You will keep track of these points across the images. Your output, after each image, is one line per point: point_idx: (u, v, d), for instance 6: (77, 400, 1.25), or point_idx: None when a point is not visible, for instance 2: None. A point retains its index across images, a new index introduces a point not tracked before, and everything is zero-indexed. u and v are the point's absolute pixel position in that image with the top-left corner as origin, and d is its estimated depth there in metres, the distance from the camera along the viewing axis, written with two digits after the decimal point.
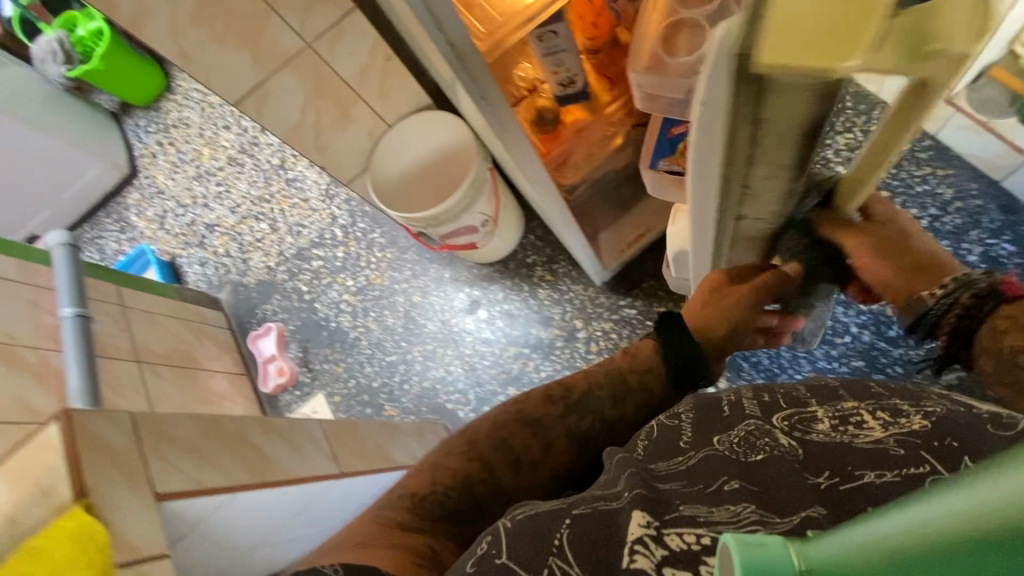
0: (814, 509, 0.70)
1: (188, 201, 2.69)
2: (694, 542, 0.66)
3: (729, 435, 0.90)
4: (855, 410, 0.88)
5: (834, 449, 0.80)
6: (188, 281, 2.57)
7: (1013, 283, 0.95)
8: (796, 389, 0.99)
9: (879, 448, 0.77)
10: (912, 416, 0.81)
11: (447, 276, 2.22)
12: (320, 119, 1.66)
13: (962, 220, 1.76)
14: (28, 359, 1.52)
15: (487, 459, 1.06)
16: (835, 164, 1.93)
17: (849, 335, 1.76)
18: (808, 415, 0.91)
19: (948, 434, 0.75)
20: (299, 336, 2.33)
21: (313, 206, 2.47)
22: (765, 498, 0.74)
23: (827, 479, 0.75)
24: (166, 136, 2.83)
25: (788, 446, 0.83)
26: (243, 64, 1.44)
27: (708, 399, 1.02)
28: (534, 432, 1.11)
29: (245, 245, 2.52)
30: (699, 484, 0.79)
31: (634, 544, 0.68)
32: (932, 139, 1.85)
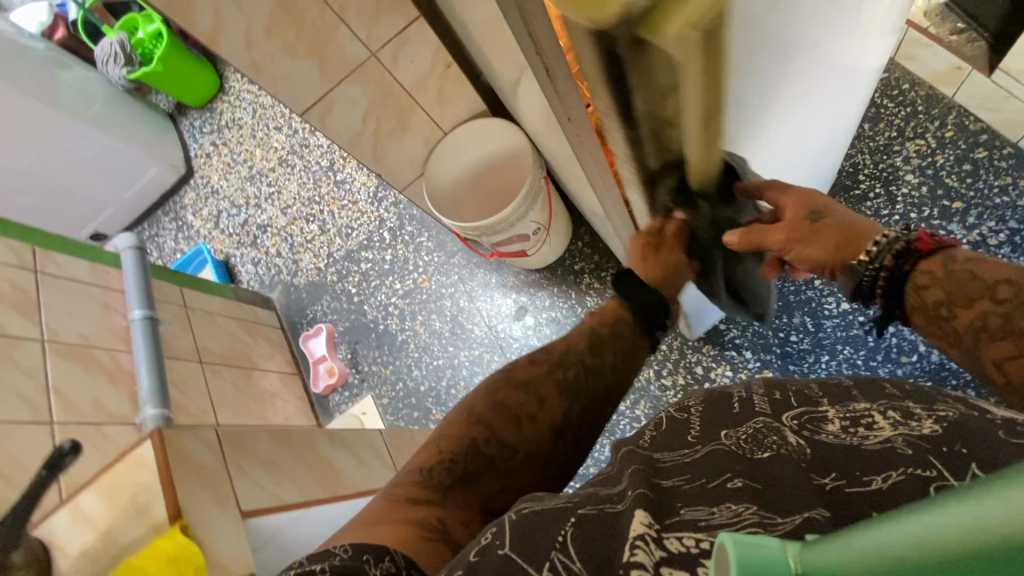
0: (819, 510, 0.72)
1: (241, 201, 2.76)
2: (695, 545, 0.70)
3: (741, 431, 0.95)
4: (869, 411, 0.90)
5: (843, 449, 0.82)
6: (242, 281, 2.64)
7: (925, 239, 1.09)
8: (814, 391, 1.05)
9: (888, 449, 0.78)
10: (924, 420, 0.81)
11: (494, 281, 2.22)
12: (380, 127, 1.68)
13: None
14: (102, 359, 1.60)
15: (481, 427, 1.15)
16: (904, 172, 1.85)
17: (917, 353, 1.67)
18: (822, 415, 0.93)
19: (959, 440, 0.74)
20: (348, 338, 2.37)
21: (361, 208, 2.50)
22: (771, 496, 0.76)
23: (836, 480, 0.76)
24: (220, 137, 2.91)
25: (796, 445, 0.86)
26: (308, 74, 1.47)
27: (724, 398, 1.10)
28: (520, 397, 1.21)
29: (296, 246, 2.58)
30: (705, 479, 0.84)
31: (635, 540, 0.72)
32: (1012, 147, 1.77)
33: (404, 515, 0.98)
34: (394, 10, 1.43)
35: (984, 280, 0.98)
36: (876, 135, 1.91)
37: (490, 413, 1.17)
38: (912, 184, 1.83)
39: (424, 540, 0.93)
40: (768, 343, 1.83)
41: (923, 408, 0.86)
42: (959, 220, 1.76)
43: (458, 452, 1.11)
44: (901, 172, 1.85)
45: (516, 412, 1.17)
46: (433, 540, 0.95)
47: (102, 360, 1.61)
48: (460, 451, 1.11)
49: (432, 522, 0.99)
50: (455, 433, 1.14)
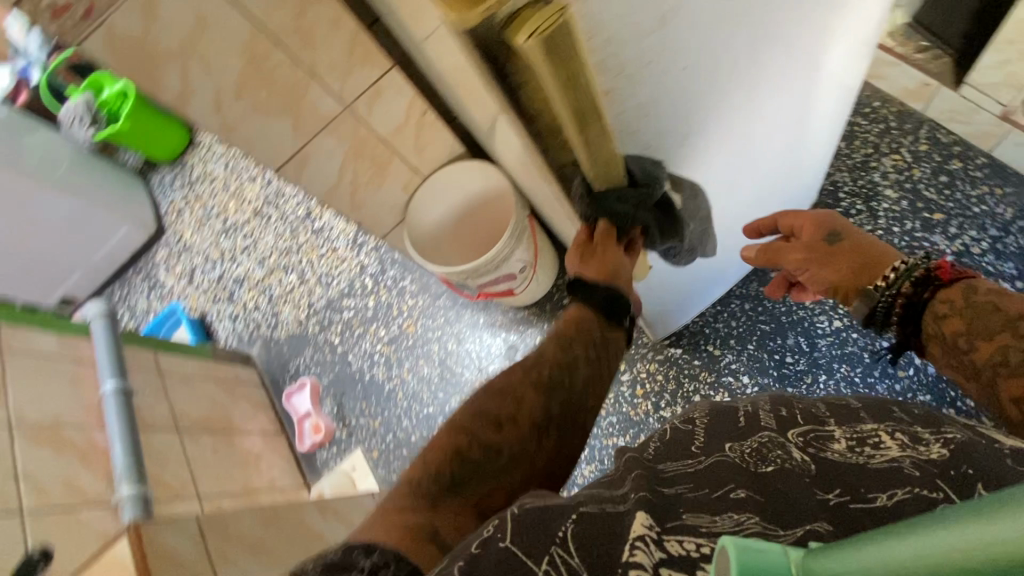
0: (819, 523, 0.73)
1: (216, 255, 2.70)
2: (697, 549, 0.68)
3: (743, 444, 0.91)
4: (875, 431, 0.89)
5: (846, 465, 0.82)
6: (220, 339, 2.58)
7: (946, 269, 1.14)
8: (816, 406, 1.01)
9: (894, 469, 0.79)
10: (931, 445, 0.82)
11: (482, 321, 2.18)
12: (357, 179, 1.67)
13: None
14: (74, 441, 1.53)
15: (470, 436, 1.07)
16: (884, 187, 1.88)
17: (913, 368, 1.68)
18: (828, 433, 0.91)
19: (964, 464, 0.76)
20: (333, 391, 2.31)
21: (341, 255, 2.45)
22: (777, 511, 0.75)
23: (842, 496, 0.76)
24: (191, 192, 2.87)
25: (801, 460, 0.84)
26: (282, 130, 1.44)
27: (728, 411, 1.03)
28: (502, 404, 1.14)
29: (274, 298, 2.52)
30: (709, 488, 0.81)
31: (636, 541, 0.70)
32: (986, 157, 1.84)
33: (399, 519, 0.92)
34: (368, 63, 1.40)
35: (1006, 313, 1.02)
36: (854, 150, 1.94)
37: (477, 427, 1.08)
38: (896, 202, 1.85)
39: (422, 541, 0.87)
40: (763, 365, 1.82)
41: (928, 430, 0.87)
42: (941, 232, 1.79)
43: (449, 462, 1.03)
44: (882, 188, 1.88)
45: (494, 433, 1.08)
46: (424, 542, 0.88)
47: (73, 441, 1.54)
48: (446, 466, 1.02)
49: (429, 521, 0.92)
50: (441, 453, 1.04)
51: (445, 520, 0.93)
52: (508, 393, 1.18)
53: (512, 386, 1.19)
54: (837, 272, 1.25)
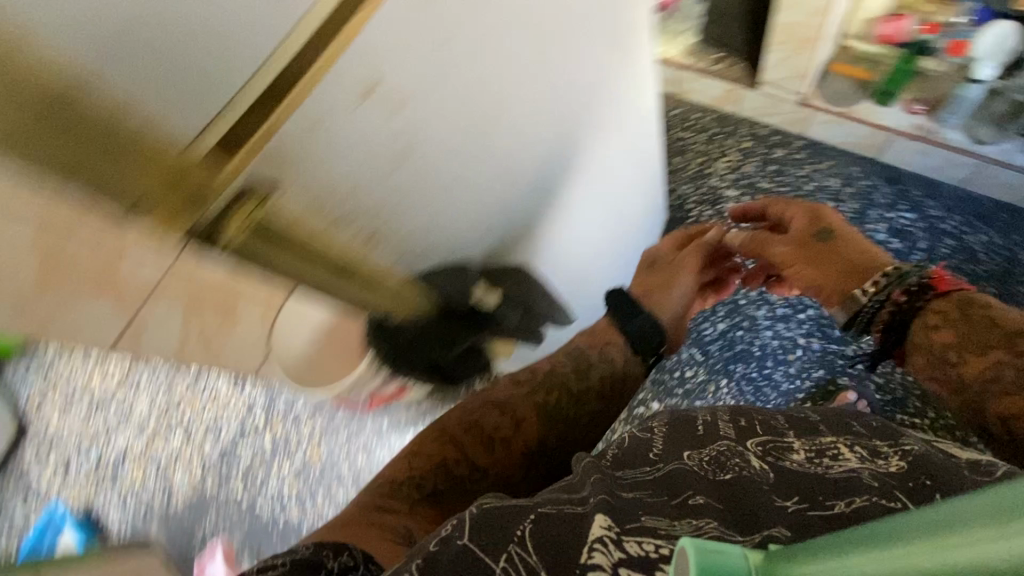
0: (778, 528, 0.82)
1: (89, 436, 2.35)
2: (653, 550, 0.69)
3: (703, 451, 1.00)
4: (832, 445, 1.06)
5: (808, 476, 0.95)
6: (113, 530, 2.24)
7: (944, 278, 1.37)
8: (773, 420, 1.14)
9: (856, 477, 0.95)
10: (890, 459, 1.02)
11: (387, 428, 2.03)
12: (205, 327, 1.47)
13: (859, 203, 1.92)
14: None
15: (420, 462, 1.21)
16: (722, 188, 2.04)
17: (799, 348, 1.78)
18: (783, 445, 1.05)
19: (924, 477, 0.95)
20: (249, 544, 2.09)
21: (226, 399, 2.23)
22: (743, 518, 0.84)
23: (798, 502, 0.88)
24: (42, 369, 2.40)
25: (761, 469, 0.95)
26: (98, 310, 1.20)
27: (684, 418, 1.11)
28: (445, 439, 1.25)
29: (164, 466, 2.25)
30: (670, 493, 0.87)
31: (593, 541, 0.70)
32: (804, 138, 2.09)
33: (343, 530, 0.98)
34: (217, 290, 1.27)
35: (1003, 329, 1.28)
36: (687, 168, 2.07)
37: (429, 452, 1.22)
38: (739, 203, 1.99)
39: (361, 544, 0.92)
40: (669, 387, 1.83)
41: (887, 449, 1.06)
42: None
43: (398, 487, 1.15)
44: (721, 192, 2.04)
45: (445, 449, 1.22)
46: (385, 539, 0.97)
47: None
48: (401, 493, 1.14)
49: (380, 540, 0.97)
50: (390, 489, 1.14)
51: (383, 544, 0.96)
52: (450, 425, 1.28)
53: (454, 423, 1.28)
54: (825, 272, 1.44)
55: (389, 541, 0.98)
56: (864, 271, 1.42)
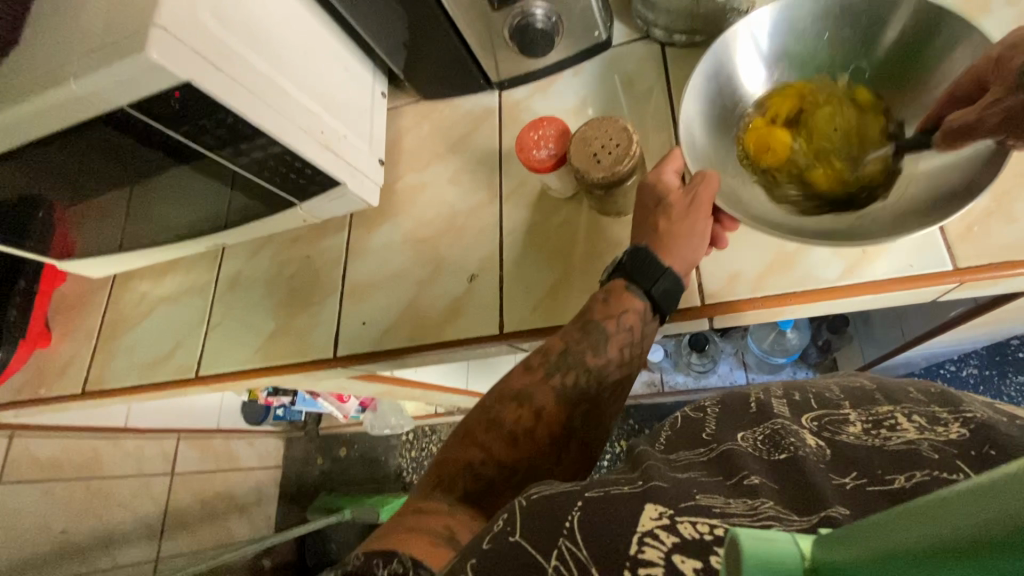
0: (831, 505, 0.31)
1: None
2: (715, 530, 0.30)
3: (760, 428, 0.41)
4: (889, 414, 0.40)
5: (862, 453, 0.36)
6: None
7: None
8: (827, 389, 0.46)
9: (910, 450, 0.35)
10: (951, 424, 0.37)
11: (408, 466, 1.45)
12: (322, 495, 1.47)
13: (987, 367, 1.01)
14: None
15: (484, 438, 0.48)
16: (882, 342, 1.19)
17: None
18: (841, 414, 0.42)
19: (998, 443, 0.33)
20: None
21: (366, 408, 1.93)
22: (801, 493, 0.33)
23: (860, 475, 0.34)
24: None
25: (815, 448, 0.38)
26: (239, 525, 1.36)
27: (737, 396, 0.47)
28: (527, 399, 0.48)
29: None
30: (724, 472, 0.37)
31: (644, 532, 0.31)
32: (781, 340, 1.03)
33: (398, 526, 0.41)
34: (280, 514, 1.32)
35: None
36: None
37: (485, 409, 0.50)
38: None
39: (414, 543, 0.38)
40: None
41: (941, 412, 0.39)
42: None
43: (458, 471, 0.47)
44: None
45: (524, 411, 0.48)
46: (430, 541, 0.38)
47: None
48: (461, 464, 0.47)
49: (432, 527, 0.40)
50: (449, 451, 0.49)
51: (471, 516, 0.43)
52: (520, 380, 0.49)
53: (526, 374, 0.49)
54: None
55: (472, 526, 0.42)
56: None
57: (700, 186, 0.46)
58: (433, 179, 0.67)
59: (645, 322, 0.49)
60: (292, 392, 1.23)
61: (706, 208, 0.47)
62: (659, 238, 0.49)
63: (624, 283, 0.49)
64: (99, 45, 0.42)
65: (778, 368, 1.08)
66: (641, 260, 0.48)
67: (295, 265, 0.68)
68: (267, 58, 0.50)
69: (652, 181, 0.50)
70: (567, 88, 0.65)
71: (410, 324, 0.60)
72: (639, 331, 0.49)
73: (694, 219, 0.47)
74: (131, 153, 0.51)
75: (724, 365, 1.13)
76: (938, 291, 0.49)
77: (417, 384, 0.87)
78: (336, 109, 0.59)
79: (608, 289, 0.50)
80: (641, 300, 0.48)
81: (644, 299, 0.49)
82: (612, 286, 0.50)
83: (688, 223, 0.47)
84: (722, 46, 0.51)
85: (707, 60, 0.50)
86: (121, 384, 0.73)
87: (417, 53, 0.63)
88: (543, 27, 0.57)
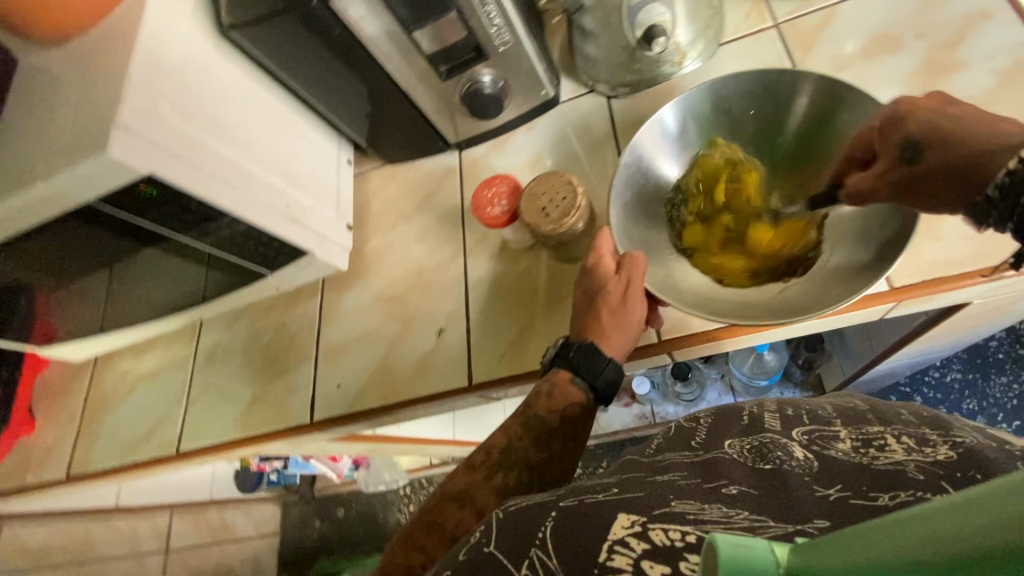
0: (809, 520, 0.31)
1: None
2: (686, 537, 0.30)
3: (748, 438, 0.43)
4: (879, 434, 0.40)
5: (848, 467, 0.36)
6: None
7: None
8: (820, 409, 0.47)
9: (898, 473, 0.34)
10: (938, 446, 0.36)
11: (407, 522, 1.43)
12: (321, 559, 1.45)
13: (970, 372, 1.02)
14: None
15: (424, 540, 0.43)
16: None
17: None
18: (831, 430, 0.42)
19: (983, 465, 0.32)
20: None
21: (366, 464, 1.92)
22: (776, 506, 0.33)
23: (845, 488, 0.34)
24: None
25: (802, 462, 0.38)
26: None
27: (731, 409, 0.49)
28: (468, 499, 0.46)
29: None
30: (704, 476, 0.38)
31: (615, 540, 0.31)
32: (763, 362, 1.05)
33: None
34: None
35: None
36: None
37: (425, 514, 0.46)
38: None
39: None
40: None
41: (931, 433, 0.39)
42: None
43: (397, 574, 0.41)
44: None
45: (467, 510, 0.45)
46: None
47: None
48: (402, 565, 0.41)
49: None
50: (388, 559, 0.44)
51: None
52: (462, 481, 0.48)
53: (469, 474, 0.49)
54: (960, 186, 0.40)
55: None
56: (981, 166, 0.39)
57: (631, 270, 0.50)
58: (400, 239, 0.69)
59: (585, 416, 0.51)
60: (284, 457, 1.23)
61: (641, 291, 0.50)
62: (597, 322, 0.51)
63: (566, 376, 0.51)
64: (65, 149, 0.44)
65: (765, 391, 1.09)
66: (584, 349, 0.50)
67: (270, 332, 0.70)
68: (229, 145, 0.53)
69: (591, 268, 0.52)
70: (521, 143, 0.69)
71: (383, 383, 0.62)
72: (580, 424, 0.50)
73: (630, 304, 0.50)
74: (101, 241, 0.54)
75: (712, 391, 1.14)
76: (884, 309, 0.51)
77: (403, 439, 0.88)
78: (301, 182, 0.62)
79: (551, 381, 0.51)
80: (583, 393, 0.50)
81: (586, 390, 0.51)
82: (553, 377, 0.51)
83: (624, 313, 0.50)
84: (659, 118, 0.54)
85: (641, 135, 0.54)
86: (105, 464, 0.73)
87: (377, 122, 0.67)
88: (492, 91, 0.60)
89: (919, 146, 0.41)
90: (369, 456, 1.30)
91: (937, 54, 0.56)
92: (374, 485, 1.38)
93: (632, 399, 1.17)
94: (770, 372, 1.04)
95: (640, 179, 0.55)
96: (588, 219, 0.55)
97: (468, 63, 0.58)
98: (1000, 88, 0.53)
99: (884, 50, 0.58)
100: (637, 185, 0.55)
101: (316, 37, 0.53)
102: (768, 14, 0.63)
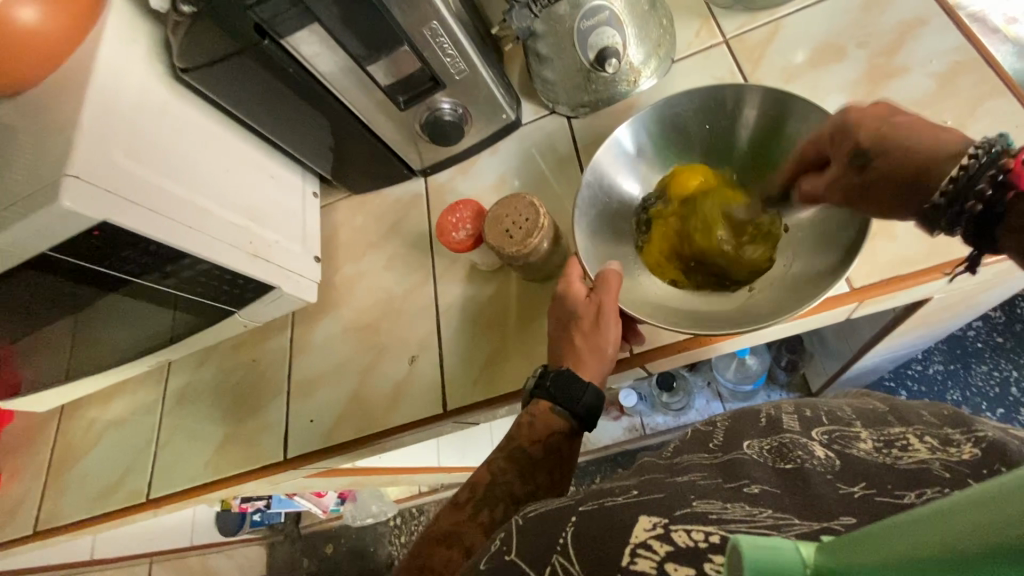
0: (835, 518, 0.30)
1: None
2: (710, 537, 0.29)
3: (767, 439, 0.41)
4: (901, 435, 0.39)
5: (871, 465, 0.35)
6: None
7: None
8: (838, 409, 0.46)
9: (924, 470, 0.33)
10: (963, 444, 0.35)
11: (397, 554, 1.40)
12: None
13: (949, 362, 1.04)
14: None
15: None
16: None
17: None
18: (853, 430, 0.41)
19: (1008, 461, 0.31)
20: None
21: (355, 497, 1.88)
22: (802, 504, 0.32)
23: (870, 485, 0.33)
24: None
25: (825, 459, 0.37)
26: None
27: (748, 412, 0.47)
28: (456, 539, 0.46)
29: None
30: (726, 476, 0.37)
31: (636, 544, 0.30)
32: (747, 366, 1.05)
33: None
34: None
35: None
36: None
37: (414, 556, 0.46)
38: None
39: None
40: None
41: (953, 432, 0.37)
42: None
43: None
44: None
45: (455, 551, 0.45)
46: None
47: None
48: None
49: None
50: None
51: None
52: (449, 520, 0.47)
53: (455, 512, 0.48)
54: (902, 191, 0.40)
55: None
56: (916, 175, 0.39)
57: (603, 291, 0.49)
58: (370, 268, 0.69)
59: (571, 442, 0.50)
60: (265, 496, 1.20)
61: (614, 312, 0.50)
62: (576, 346, 0.51)
63: (549, 405, 0.50)
64: (16, 200, 0.44)
65: (753, 394, 1.09)
66: (565, 375, 0.50)
67: (240, 370, 0.69)
68: (186, 186, 0.53)
69: (562, 294, 0.52)
70: (486, 166, 0.69)
71: (358, 414, 0.61)
72: (566, 451, 0.50)
73: (606, 325, 0.50)
74: (60, 290, 0.53)
75: (700, 399, 1.13)
76: (850, 310, 0.52)
77: (388, 468, 0.87)
78: (265, 218, 0.62)
79: (532, 412, 0.51)
80: (566, 420, 0.50)
81: (570, 417, 0.50)
82: (537, 407, 0.51)
83: (596, 336, 0.50)
84: (619, 136, 0.55)
85: (603, 154, 0.55)
86: (75, 517, 0.71)
87: (341, 154, 0.67)
88: (451, 118, 0.61)
89: (866, 153, 0.42)
90: (354, 489, 1.27)
91: (880, 61, 0.58)
92: (360, 519, 1.35)
93: (620, 412, 1.17)
94: (756, 375, 1.05)
95: (602, 195, 0.55)
96: (553, 239, 0.56)
97: (425, 93, 0.59)
98: (941, 90, 0.55)
99: (830, 59, 0.60)
100: (600, 202, 0.55)
101: (274, 78, 0.54)
102: (717, 30, 0.65)
